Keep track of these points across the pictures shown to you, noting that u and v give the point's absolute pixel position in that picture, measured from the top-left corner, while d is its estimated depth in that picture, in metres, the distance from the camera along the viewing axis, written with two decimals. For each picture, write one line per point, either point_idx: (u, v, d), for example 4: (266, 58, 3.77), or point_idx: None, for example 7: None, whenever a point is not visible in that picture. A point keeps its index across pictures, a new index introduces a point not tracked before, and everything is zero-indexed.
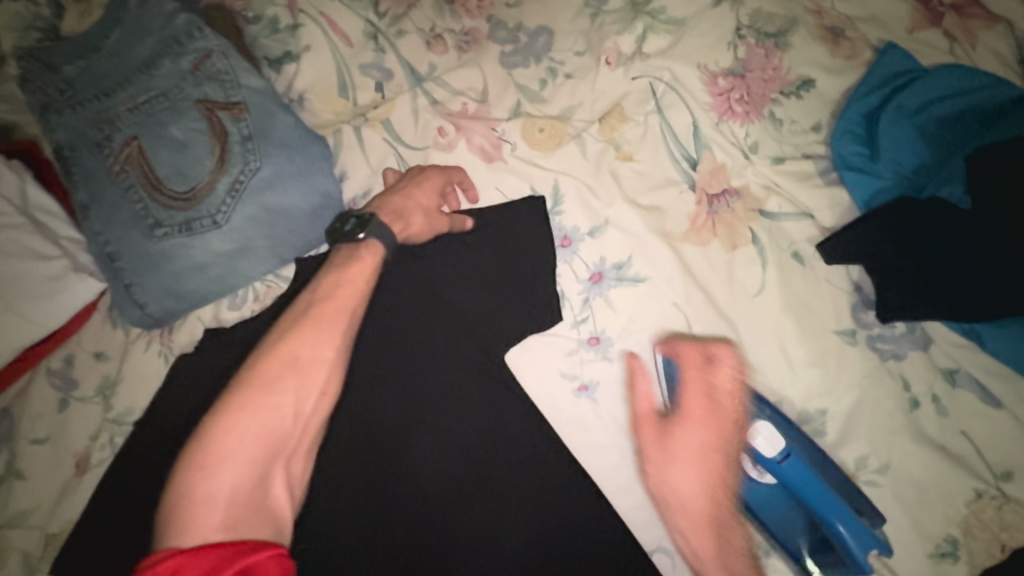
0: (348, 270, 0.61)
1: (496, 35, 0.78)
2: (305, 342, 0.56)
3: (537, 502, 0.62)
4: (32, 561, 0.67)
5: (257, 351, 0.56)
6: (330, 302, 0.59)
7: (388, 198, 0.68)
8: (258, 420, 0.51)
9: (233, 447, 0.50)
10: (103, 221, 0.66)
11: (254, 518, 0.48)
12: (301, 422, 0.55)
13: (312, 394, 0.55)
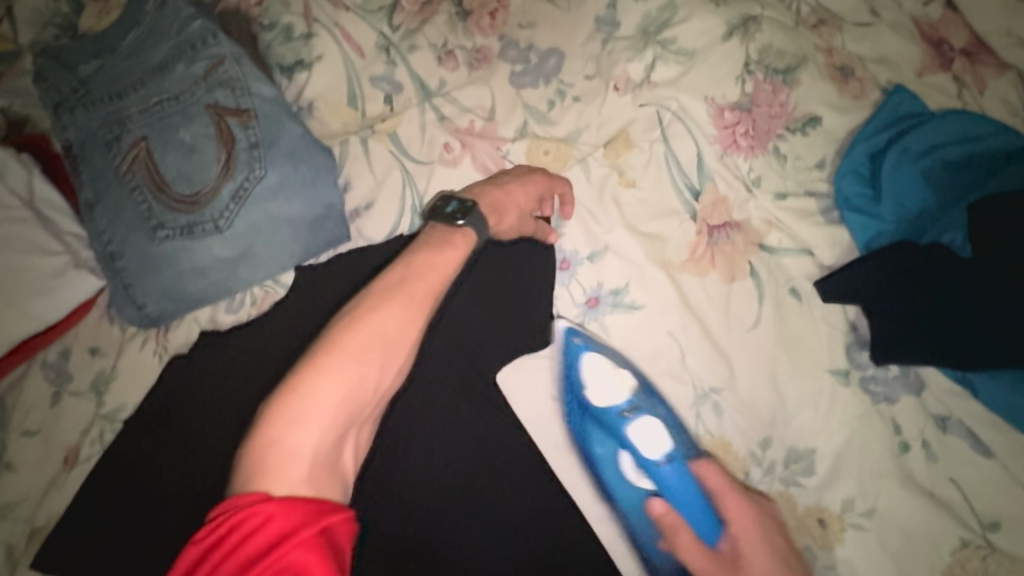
0: (440, 254, 0.56)
1: (507, 54, 0.78)
2: (394, 315, 0.50)
3: (526, 528, 0.59)
4: (15, 553, 0.68)
5: (342, 314, 0.50)
6: (418, 282, 0.53)
7: (489, 189, 0.66)
8: (344, 384, 0.46)
9: (315, 404, 0.44)
10: (107, 220, 0.67)
11: (326, 484, 0.44)
12: (376, 393, 0.49)
13: (393, 369, 0.50)
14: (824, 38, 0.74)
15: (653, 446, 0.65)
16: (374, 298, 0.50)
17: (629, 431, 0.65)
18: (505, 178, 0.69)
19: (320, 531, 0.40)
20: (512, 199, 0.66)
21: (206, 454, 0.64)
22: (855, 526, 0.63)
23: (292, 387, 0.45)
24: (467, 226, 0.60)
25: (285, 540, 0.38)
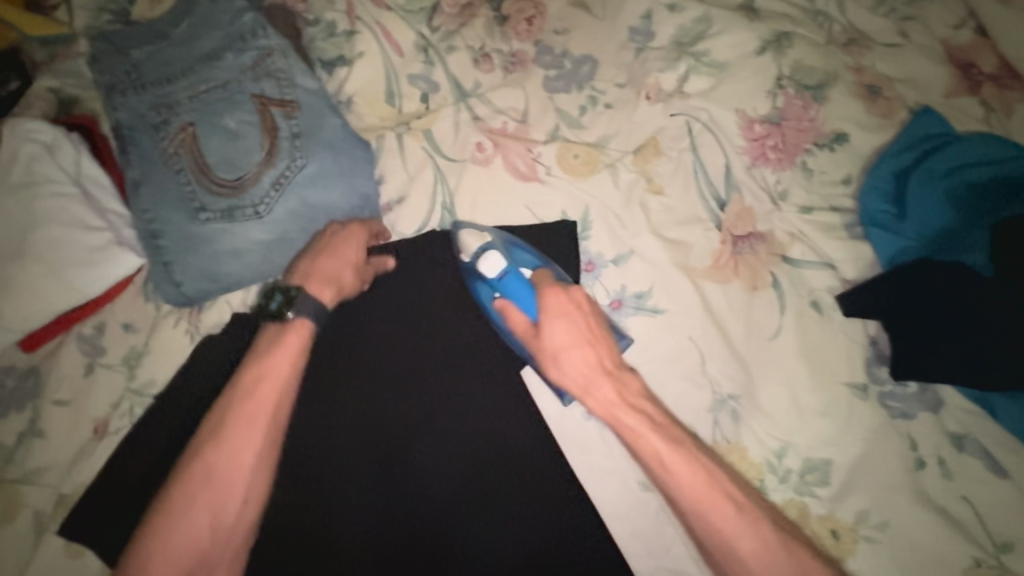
0: (268, 356, 0.61)
1: (542, 60, 0.80)
2: (223, 450, 0.58)
3: (533, 512, 0.63)
4: (43, 518, 0.70)
5: (193, 442, 0.59)
6: (247, 399, 0.60)
7: (312, 266, 0.66)
8: (159, 552, 0.54)
9: (171, 547, 0.55)
10: (152, 200, 0.69)
11: None
12: (222, 540, 0.57)
13: (233, 505, 0.57)
14: (854, 57, 0.75)
15: (495, 268, 0.64)
16: (217, 442, 0.58)
17: (498, 278, 0.64)
18: (321, 243, 0.68)
19: None
20: (342, 259, 0.67)
21: None
22: (866, 538, 0.63)
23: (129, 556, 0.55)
24: (299, 316, 0.63)
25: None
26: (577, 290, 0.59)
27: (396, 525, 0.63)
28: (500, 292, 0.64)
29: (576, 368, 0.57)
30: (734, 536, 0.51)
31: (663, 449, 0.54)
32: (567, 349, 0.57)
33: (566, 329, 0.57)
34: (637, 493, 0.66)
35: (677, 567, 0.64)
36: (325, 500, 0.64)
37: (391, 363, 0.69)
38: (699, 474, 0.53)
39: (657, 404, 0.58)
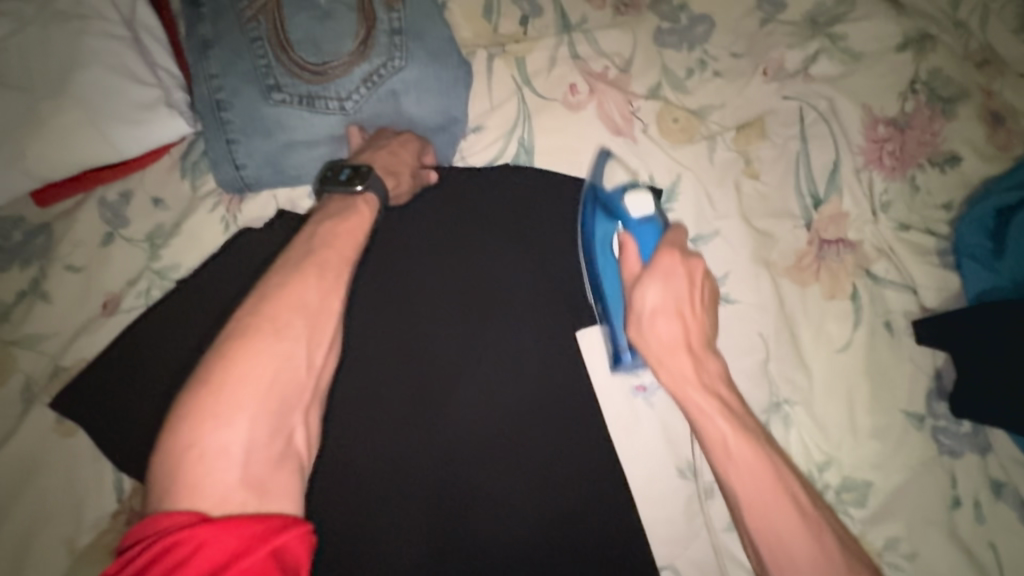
0: (343, 223, 0.55)
1: (658, 8, 0.73)
2: (312, 288, 0.50)
3: (570, 471, 0.60)
4: (34, 388, 0.64)
5: (266, 281, 0.51)
6: (329, 249, 0.53)
7: (373, 151, 0.61)
8: (267, 368, 0.46)
9: (262, 371, 0.45)
10: (221, 66, 0.62)
11: (277, 473, 0.44)
12: (313, 377, 0.49)
13: (324, 345, 0.50)
14: (987, 79, 0.70)
15: (641, 210, 0.59)
16: (304, 278, 0.50)
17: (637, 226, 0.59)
18: (382, 137, 0.63)
19: (273, 549, 0.38)
20: (400, 158, 0.62)
21: None
22: (891, 565, 0.63)
23: (211, 384, 0.44)
24: (367, 190, 0.58)
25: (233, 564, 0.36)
26: (696, 259, 0.53)
27: (423, 470, 0.59)
28: (629, 232, 0.59)
29: (663, 338, 0.52)
30: (773, 501, 0.45)
31: (730, 434, 0.48)
32: (655, 312, 0.52)
33: (665, 296, 0.52)
34: (672, 479, 0.64)
35: (697, 560, 0.62)
36: (348, 437, 0.59)
37: (434, 299, 0.64)
38: (754, 456, 0.47)
39: (734, 393, 0.52)
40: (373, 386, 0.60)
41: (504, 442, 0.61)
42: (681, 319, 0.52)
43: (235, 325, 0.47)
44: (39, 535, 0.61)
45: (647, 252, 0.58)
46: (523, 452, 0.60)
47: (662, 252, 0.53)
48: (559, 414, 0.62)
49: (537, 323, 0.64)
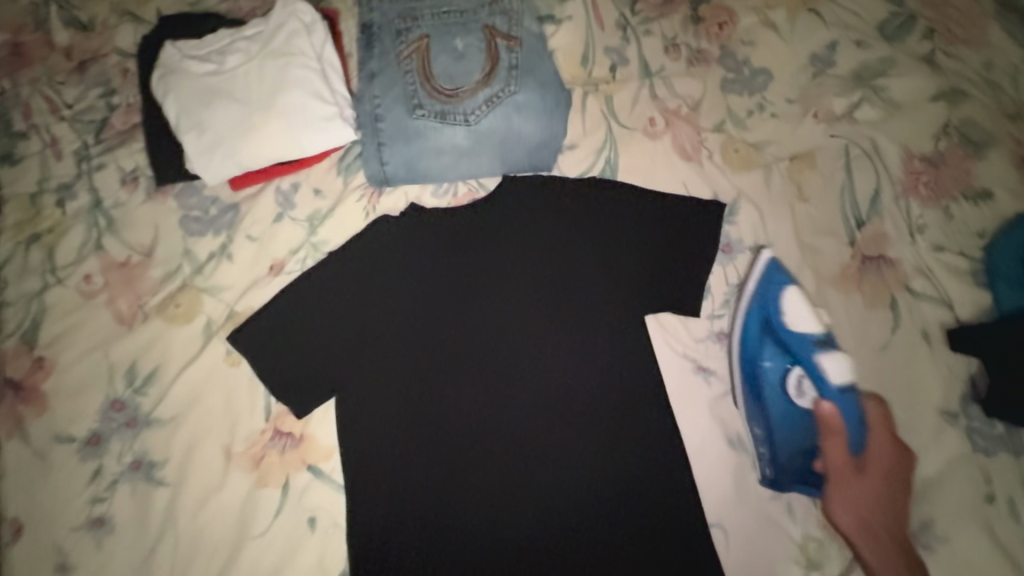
0: (446, 244, 0.81)
1: (724, 62, 0.89)
2: (426, 300, 0.80)
3: (628, 434, 0.74)
4: (212, 326, 0.82)
5: (397, 292, 0.80)
6: (440, 273, 0.81)
7: (455, 207, 0.82)
8: (395, 355, 0.79)
9: (383, 381, 0.78)
10: (381, 89, 0.81)
11: (391, 484, 0.75)
12: (423, 368, 0.78)
13: (430, 343, 0.79)
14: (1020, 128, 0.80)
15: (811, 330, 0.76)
16: (418, 293, 0.80)
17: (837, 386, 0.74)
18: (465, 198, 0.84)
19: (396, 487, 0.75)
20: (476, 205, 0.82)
21: (378, 297, 0.80)
22: (925, 547, 0.69)
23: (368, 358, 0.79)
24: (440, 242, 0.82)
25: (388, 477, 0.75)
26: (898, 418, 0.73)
27: (501, 446, 0.75)
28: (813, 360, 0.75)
29: (864, 483, 0.71)
30: None
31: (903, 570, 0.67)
32: (865, 460, 0.72)
33: (875, 447, 0.72)
34: (724, 450, 0.74)
35: (743, 522, 0.71)
36: (445, 415, 0.77)
37: (522, 305, 0.79)
38: None
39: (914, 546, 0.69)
40: (461, 360, 0.78)
41: (570, 429, 0.75)
42: (881, 469, 0.71)
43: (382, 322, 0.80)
44: (205, 442, 0.77)
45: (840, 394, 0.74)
46: (587, 432, 0.75)
47: (878, 411, 0.73)
48: (619, 399, 0.76)
49: (608, 318, 0.78)
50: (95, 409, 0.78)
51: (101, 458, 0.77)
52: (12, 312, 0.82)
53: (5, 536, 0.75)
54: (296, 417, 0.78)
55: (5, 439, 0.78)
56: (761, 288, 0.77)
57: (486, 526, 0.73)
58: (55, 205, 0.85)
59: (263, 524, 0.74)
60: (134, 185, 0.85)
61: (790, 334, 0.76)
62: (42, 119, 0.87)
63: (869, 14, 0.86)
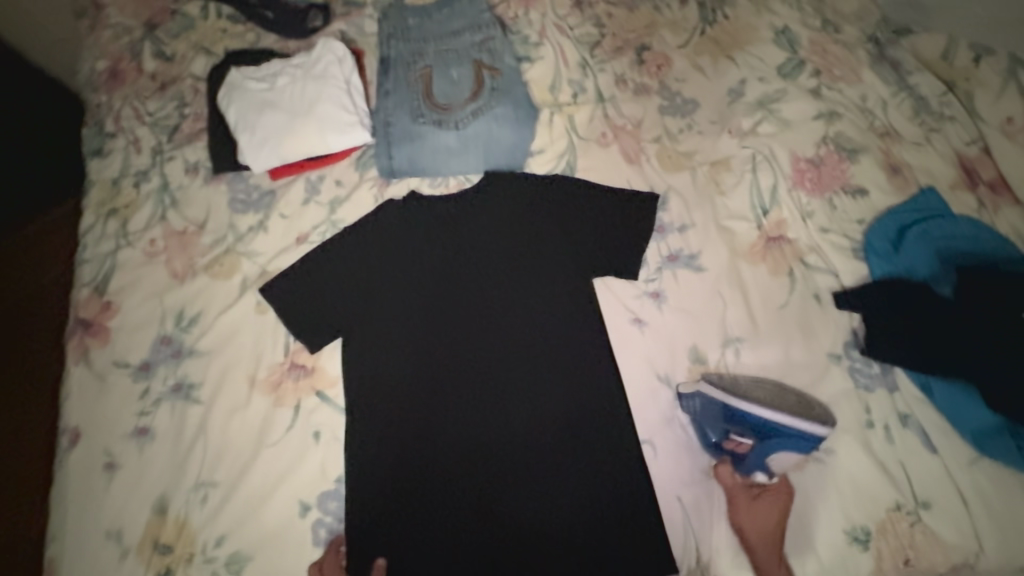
0: (436, 220, 1.03)
1: (661, 93, 1.14)
2: (419, 262, 1.01)
3: (576, 369, 0.92)
4: (247, 282, 1.02)
5: (397, 256, 1.01)
6: (431, 242, 1.02)
7: (446, 194, 1.04)
8: (392, 302, 0.98)
9: (381, 323, 0.97)
10: (393, 103, 1.06)
11: (384, 402, 0.93)
12: (415, 313, 0.98)
13: (421, 293, 0.99)
14: (887, 143, 1.03)
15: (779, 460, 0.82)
16: (413, 256, 1.01)
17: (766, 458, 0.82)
18: (455, 189, 1.05)
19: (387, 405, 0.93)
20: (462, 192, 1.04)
21: (380, 260, 1.00)
22: (817, 460, 0.86)
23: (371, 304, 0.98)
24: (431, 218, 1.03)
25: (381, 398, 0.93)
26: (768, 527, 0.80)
27: (475, 375, 0.94)
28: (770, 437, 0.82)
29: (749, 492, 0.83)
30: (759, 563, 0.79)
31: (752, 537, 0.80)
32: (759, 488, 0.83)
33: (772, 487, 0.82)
34: (655, 384, 0.91)
35: (669, 440, 0.88)
36: (430, 349, 0.96)
37: (493, 271, 0.99)
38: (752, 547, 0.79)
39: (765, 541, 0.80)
40: (445, 308, 0.98)
41: (527, 366, 0.93)
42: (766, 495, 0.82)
43: (384, 277, 0.99)
44: (235, 371, 0.95)
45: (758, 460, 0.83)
46: (541, 369, 0.93)
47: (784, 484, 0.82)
48: (569, 343, 0.94)
49: (562, 281, 0.97)
50: (149, 343, 0.97)
51: (149, 381, 0.94)
52: (90, 267, 1.03)
53: (66, 442, 0.92)
54: (310, 352, 0.96)
55: (75, 365, 0.96)
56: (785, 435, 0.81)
57: (455, 441, 0.91)
58: (132, 186, 1.08)
59: (277, 436, 0.91)
60: (195, 174, 1.08)
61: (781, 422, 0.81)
62: (128, 123, 1.12)
63: (771, 59, 1.12)
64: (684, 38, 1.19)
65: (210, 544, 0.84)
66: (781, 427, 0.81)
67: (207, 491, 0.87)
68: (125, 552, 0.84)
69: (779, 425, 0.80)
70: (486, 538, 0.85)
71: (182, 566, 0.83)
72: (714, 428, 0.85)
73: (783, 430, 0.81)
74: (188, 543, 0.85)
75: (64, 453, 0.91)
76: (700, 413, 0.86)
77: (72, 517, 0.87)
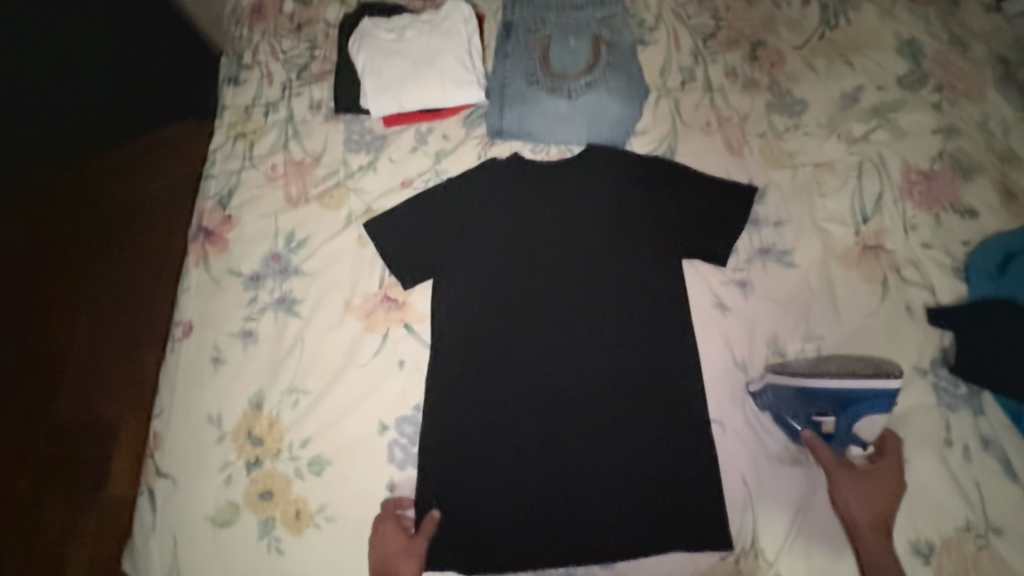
0: (536, 181, 1.06)
1: (771, 89, 1.14)
2: (516, 217, 1.04)
3: (655, 342, 0.94)
4: (352, 216, 1.09)
5: (496, 209, 1.05)
6: (527, 201, 1.05)
7: (547, 160, 1.08)
8: (484, 251, 1.02)
9: (472, 269, 1.01)
10: (511, 66, 1.11)
11: (466, 342, 0.97)
12: (505, 264, 1.01)
13: (513, 247, 1.02)
14: (1005, 166, 1.00)
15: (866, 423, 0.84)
16: (510, 211, 1.04)
17: (852, 426, 0.85)
18: (555, 157, 1.09)
19: (470, 348, 0.97)
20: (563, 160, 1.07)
21: (477, 212, 1.04)
22: None
23: (463, 251, 1.02)
24: (531, 181, 1.06)
25: (465, 341, 0.97)
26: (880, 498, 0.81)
27: (555, 330, 0.96)
28: (843, 406, 0.85)
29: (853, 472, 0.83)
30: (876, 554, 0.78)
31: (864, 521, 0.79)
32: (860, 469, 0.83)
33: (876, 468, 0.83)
34: (732, 368, 0.93)
35: (738, 424, 0.89)
36: (517, 300, 0.99)
37: (585, 235, 1.02)
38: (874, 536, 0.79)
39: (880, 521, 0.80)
40: (534, 265, 1.01)
41: (608, 330, 0.96)
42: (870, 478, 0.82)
43: (481, 228, 1.03)
44: (333, 293, 1.03)
45: (843, 430, 0.85)
46: (622, 337, 0.95)
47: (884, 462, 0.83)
48: (652, 315, 0.96)
49: (651, 255, 1.00)
50: (261, 256, 1.06)
51: (257, 290, 1.03)
52: (216, 182, 1.13)
53: (179, 333, 1.01)
54: (402, 288, 1.02)
55: (194, 266, 1.06)
56: (854, 397, 0.83)
57: (528, 388, 0.94)
58: (261, 115, 1.17)
59: (365, 357, 0.98)
60: (318, 111, 1.17)
61: (850, 391, 0.83)
62: (264, 57, 1.22)
63: (891, 69, 1.10)
64: (802, 39, 1.18)
65: (296, 444, 0.92)
66: (849, 394, 0.83)
67: (298, 397, 0.95)
68: (221, 436, 0.93)
69: (857, 389, 0.83)
70: (547, 484, 0.88)
71: (270, 458, 0.91)
72: (790, 419, 0.87)
73: (862, 395, 0.83)
74: (276, 439, 0.92)
75: (177, 341, 1.01)
76: (771, 405, 0.88)
77: (179, 398, 0.96)
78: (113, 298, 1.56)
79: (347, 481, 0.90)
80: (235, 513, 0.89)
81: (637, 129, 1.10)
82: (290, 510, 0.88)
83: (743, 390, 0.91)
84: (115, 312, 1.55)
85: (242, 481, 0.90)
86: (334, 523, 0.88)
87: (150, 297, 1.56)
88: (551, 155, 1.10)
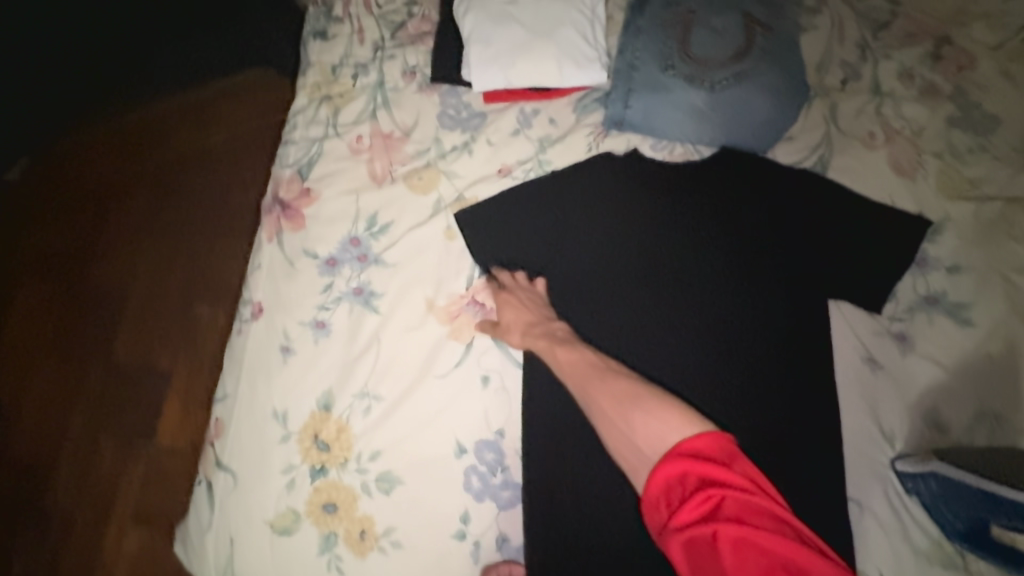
0: (657, 188, 0.90)
1: (955, 99, 0.94)
2: (633, 227, 0.89)
3: (789, 398, 0.79)
4: (441, 203, 0.97)
5: (608, 214, 0.90)
6: (644, 209, 0.89)
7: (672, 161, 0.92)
8: (590, 263, 0.88)
9: (575, 282, 0.88)
10: (643, 46, 0.95)
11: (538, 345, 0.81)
12: (613, 280, 0.87)
13: (623, 261, 0.87)
14: None
15: None
16: (623, 219, 0.89)
17: None
18: (680, 158, 0.93)
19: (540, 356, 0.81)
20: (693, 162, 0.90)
21: (586, 216, 0.90)
22: None
23: (567, 261, 0.89)
24: (653, 186, 0.90)
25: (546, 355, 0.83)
26: None
27: (668, 366, 0.81)
28: None
29: None
30: None
31: None
32: None
33: None
34: (878, 440, 0.78)
35: (880, 508, 0.75)
36: (624, 324, 0.84)
37: (712, 249, 0.86)
38: None
39: None
40: (647, 285, 0.86)
41: (734, 377, 0.80)
42: None
43: (588, 235, 0.89)
44: (415, 290, 0.92)
45: None
46: (749, 386, 0.80)
47: None
48: (787, 362, 0.80)
49: (795, 287, 0.82)
50: (339, 239, 0.96)
51: (334, 277, 0.93)
52: (295, 149, 1.02)
53: (248, 313, 0.94)
54: (492, 292, 0.91)
55: (268, 242, 0.97)
56: None
57: None
58: (349, 77, 1.05)
59: (445, 367, 0.87)
60: (412, 78, 1.04)
61: None
62: (357, 11, 1.09)
63: None
64: (999, 39, 0.97)
65: (365, 456, 0.83)
66: None
67: (370, 403, 0.86)
68: (287, 436, 0.85)
69: None
70: None
71: (336, 467, 0.83)
72: (957, 513, 0.70)
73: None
74: (344, 447, 0.84)
75: (245, 323, 0.93)
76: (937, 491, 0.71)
77: (244, 387, 0.89)
78: (169, 251, 1.49)
79: (418, 505, 0.81)
80: (296, 522, 0.82)
81: (785, 133, 0.92)
82: (354, 528, 0.81)
83: (890, 467, 0.77)
84: (169, 264, 1.48)
85: (305, 488, 0.83)
86: (401, 549, 0.79)
87: (205, 254, 1.48)
88: (676, 155, 0.93)
